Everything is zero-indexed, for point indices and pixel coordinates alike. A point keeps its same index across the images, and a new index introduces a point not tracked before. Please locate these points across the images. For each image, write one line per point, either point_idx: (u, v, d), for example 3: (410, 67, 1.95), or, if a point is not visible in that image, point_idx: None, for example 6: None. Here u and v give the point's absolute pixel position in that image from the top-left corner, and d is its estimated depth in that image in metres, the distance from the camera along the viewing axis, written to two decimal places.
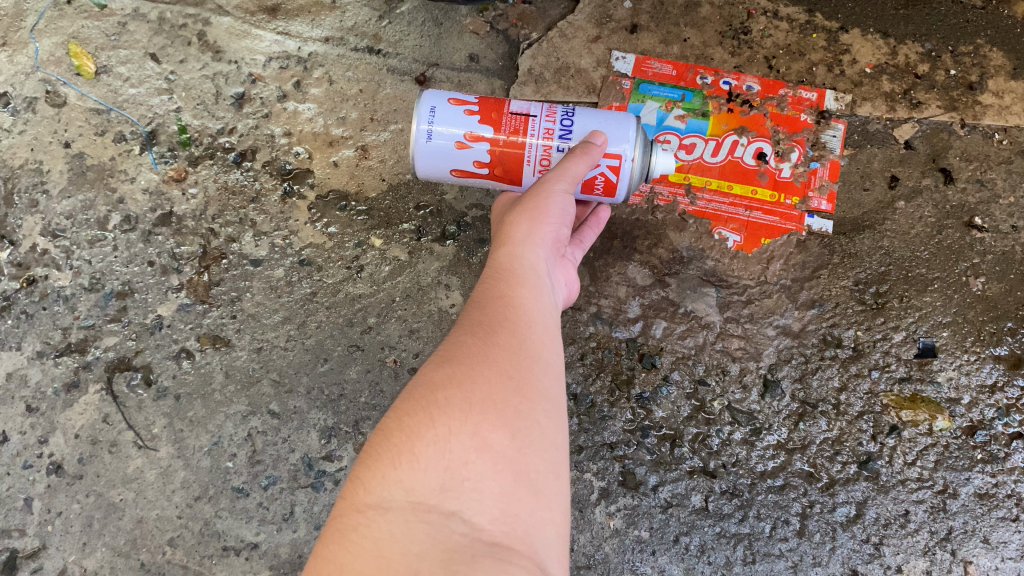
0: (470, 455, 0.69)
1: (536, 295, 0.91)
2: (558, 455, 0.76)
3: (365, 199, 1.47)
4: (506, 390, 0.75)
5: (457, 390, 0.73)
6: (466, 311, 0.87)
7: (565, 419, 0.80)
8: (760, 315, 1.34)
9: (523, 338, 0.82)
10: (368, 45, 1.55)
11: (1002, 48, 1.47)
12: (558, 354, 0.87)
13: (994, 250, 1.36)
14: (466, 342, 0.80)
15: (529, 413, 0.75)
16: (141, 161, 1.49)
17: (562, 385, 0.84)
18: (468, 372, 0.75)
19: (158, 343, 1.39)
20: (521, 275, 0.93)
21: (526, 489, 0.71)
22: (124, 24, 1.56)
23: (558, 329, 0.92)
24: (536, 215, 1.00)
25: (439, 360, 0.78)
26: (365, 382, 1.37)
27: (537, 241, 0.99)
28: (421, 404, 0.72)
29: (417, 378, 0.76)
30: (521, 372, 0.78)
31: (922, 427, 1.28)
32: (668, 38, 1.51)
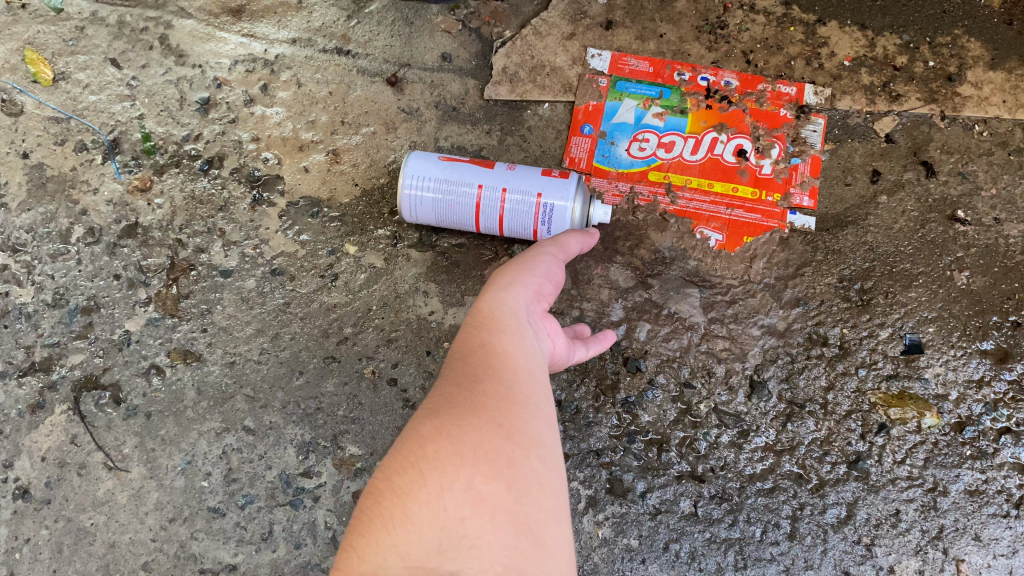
0: (466, 510, 0.63)
1: (519, 343, 0.88)
2: (554, 508, 0.72)
3: (337, 205, 1.42)
4: (497, 440, 0.71)
5: (447, 443, 0.69)
6: (449, 363, 0.84)
7: (558, 467, 0.77)
8: (744, 315, 1.32)
9: (509, 386, 0.80)
10: (336, 46, 1.51)
11: (979, 38, 1.45)
12: (548, 405, 0.83)
13: (977, 244, 1.34)
14: (453, 394, 0.77)
15: (521, 463, 0.71)
16: (104, 171, 1.44)
17: (553, 435, 0.80)
18: (457, 424, 0.71)
19: (126, 360, 1.35)
20: (503, 322, 0.90)
21: (528, 541, 0.65)
22: (83, 28, 1.51)
23: (544, 374, 0.89)
24: (519, 268, 1.00)
25: (425, 414, 0.74)
26: (343, 394, 1.32)
27: (518, 287, 0.97)
28: (410, 461, 0.67)
29: (403, 434, 0.72)
30: (510, 420, 0.75)
31: (910, 424, 1.26)
32: (643, 34, 1.48)
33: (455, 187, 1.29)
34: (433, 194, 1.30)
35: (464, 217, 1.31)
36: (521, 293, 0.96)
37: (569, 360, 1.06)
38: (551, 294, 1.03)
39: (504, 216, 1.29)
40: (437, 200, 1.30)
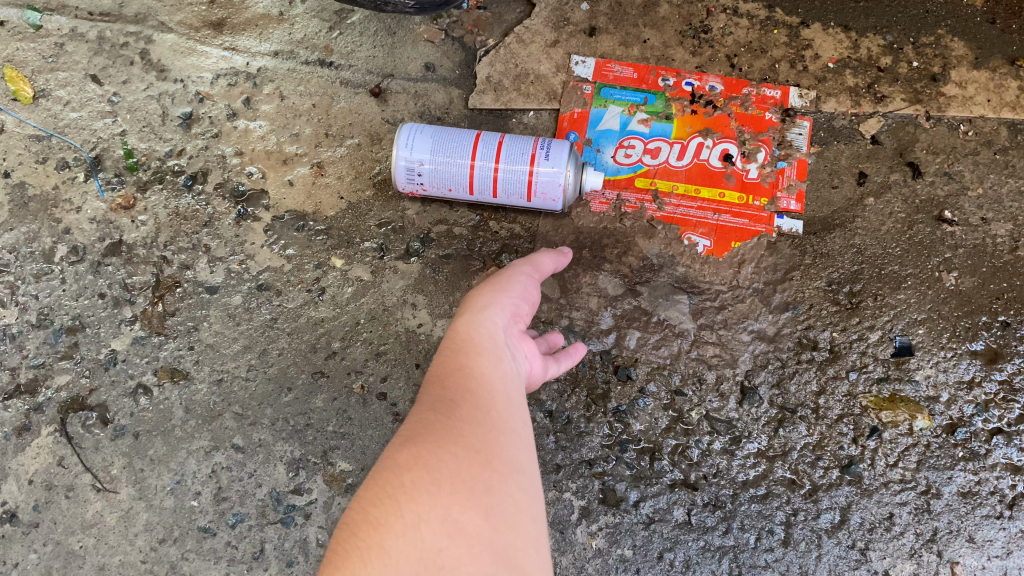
0: (443, 540, 0.62)
1: (497, 365, 0.88)
2: (535, 533, 0.71)
3: (323, 218, 1.41)
4: (475, 466, 0.70)
5: (423, 472, 0.68)
6: (426, 387, 0.83)
7: (539, 490, 0.76)
8: (734, 320, 1.32)
9: (487, 409, 0.79)
10: (319, 58, 1.50)
11: (962, 38, 1.46)
12: (527, 427, 0.82)
13: (964, 244, 1.34)
14: (429, 419, 0.76)
15: (499, 488, 0.70)
16: (87, 189, 1.42)
17: (532, 457, 0.79)
18: (433, 451, 0.71)
19: (113, 380, 1.33)
20: (479, 345, 0.89)
21: (509, 569, 0.64)
22: (62, 44, 1.50)
23: (523, 396, 0.88)
24: (496, 286, 1.00)
25: (401, 442, 0.73)
26: (332, 410, 1.31)
27: (495, 306, 0.96)
28: (386, 492, 0.66)
29: (380, 463, 0.71)
30: (488, 445, 0.74)
31: (902, 427, 1.26)
32: (627, 40, 1.48)
33: (458, 128, 1.34)
34: (433, 129, 1.32)
35: (458, 162, 1.30)
36: (499, 314, 0.95)
37: (543, 378, 1.04)
38: (528, 313, 1.03)
39: (501, 154, 1.30)
40: (433, 141, 1.30)
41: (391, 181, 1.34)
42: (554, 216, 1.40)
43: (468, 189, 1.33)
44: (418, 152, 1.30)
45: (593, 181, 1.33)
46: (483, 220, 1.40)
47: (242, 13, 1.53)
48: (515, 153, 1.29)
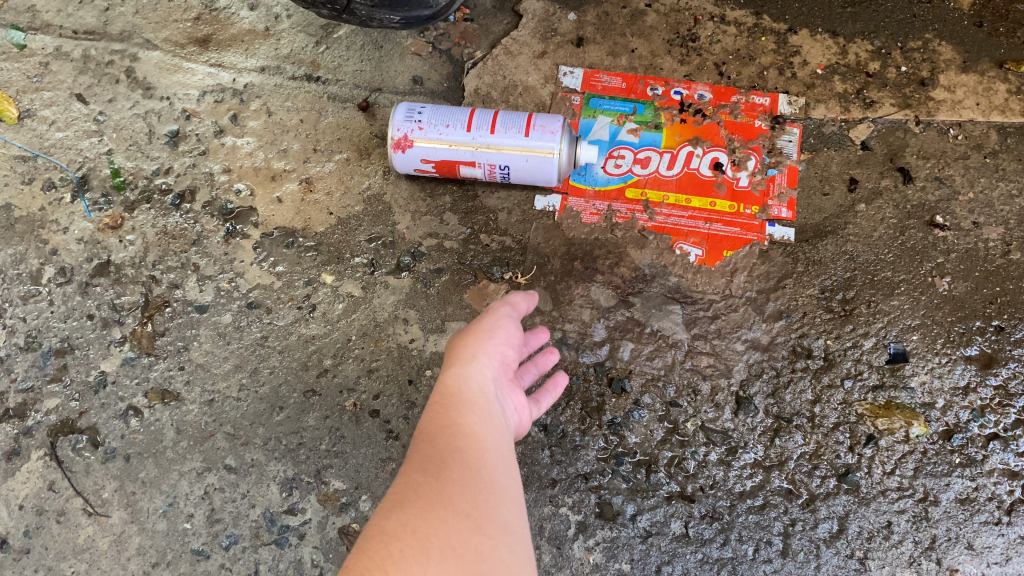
0: None
1: (487, 420, 0.87)
2: None
3: (313, 234, 1.40)
4: (463, 535, 0.68)
5: (413, 541, 0.66)
6: (414, 444, 0.82)
7: (529, 556, 0.74)
8: (727, 330, 1.31)
9: (477, 470, 0.78)
10: (306, 73, 1.50)
11: (950, 42, 1.46)
12: (515, 490, 0.81)
13: (957, 248, 1.33)
14: (419, 482, 0.74)
15: (491, 555, 0.69)
16: (73, 210, 1.41)
17: (521, 518, 0.78)
18: (423, 517, 0.69)
19: (103, 402, 1.32)
20: (469, 400, 0.88)
21: None
22: (47, 64, 1.49)
23: (512, 452, 0.87)
24: (483, 333, 0.99)
25: (390, 506, 0.71)
26: (324, 428, 1.29)
27: (483, 357, 0.96)
28: (374, 561, 0.64)
29: (368, 529, 0.69)
30: (479, 509, 0.73)
31: (898, 434, 1.26)
32: (615, 50, 1.49)
33: None
34: None
35: (462, 107, 1.35)
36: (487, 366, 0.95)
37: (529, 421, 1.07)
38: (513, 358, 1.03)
39: (502, 110, 1.37)
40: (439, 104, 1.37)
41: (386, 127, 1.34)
42: (545, 228, 1.39)
43: (466, 125, 1.33)
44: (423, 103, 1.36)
45: (587, 155, 1.35)
46: (474, 233, 1.39)
47: (228, 29, 1.53)
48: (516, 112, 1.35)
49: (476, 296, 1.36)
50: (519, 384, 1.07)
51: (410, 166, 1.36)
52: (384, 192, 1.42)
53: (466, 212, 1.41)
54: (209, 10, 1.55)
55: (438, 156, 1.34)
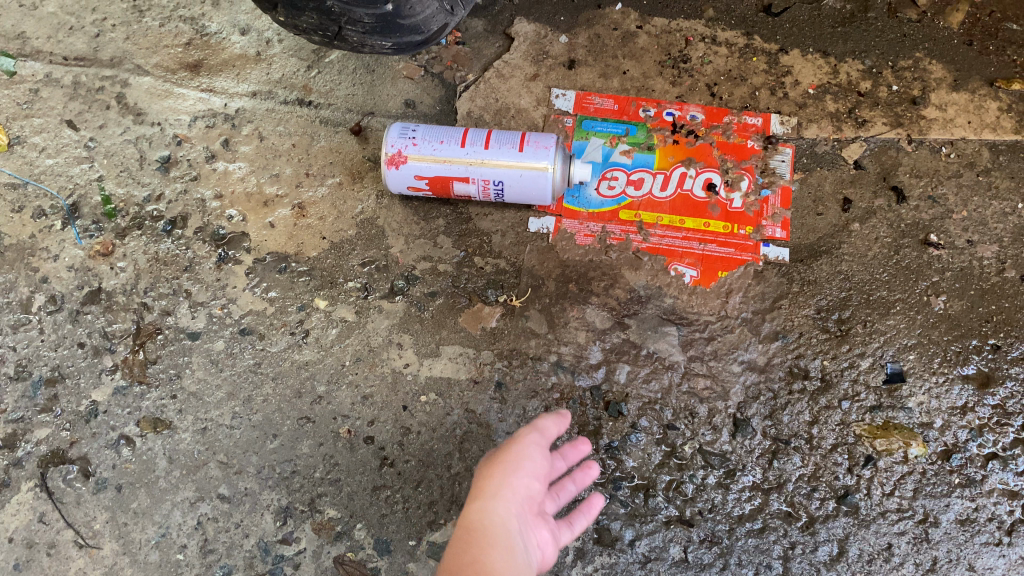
0: None
1: (509, 565, 0.86)
2: None
3: (305, 259, 1.39)
4: None
5: None
6: None
7: None
8: (723, 351, 1.30)
9: None
10: (297, 97, 1.49)
11: (940, 61, 1.47)
12: None
13: (952, 267, 1.33)
14: None
15: None
16: (64, 237, 1.40)
17: None
18: None
19: (94, 432, 1.30)
20: (492, 544, 0.88)
21: None
22: (37, 90, 1.49)
23: None
24: (509, 466, 0.98)
25: None
26: (318, 456, 1.27)
27: (507, 492, 0.95)
28: None
29: None
30: None
31: (897, 455, 1.25)
32: (607, 71, 1.50)
33: None
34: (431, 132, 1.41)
35: (455, 127, 1.36)
36: (512, 504, 0.94)
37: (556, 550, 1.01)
38: (541, 490, 0.99)
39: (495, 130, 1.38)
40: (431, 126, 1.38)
41: (380, 146, 1.35)
42: (539, 250, 1.39)
43: (460, 142, 1.33)
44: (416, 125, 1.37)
45: (581, 173, 1.35)
46: (468, 256, 1.39)
47: (219, 54, 1.53)
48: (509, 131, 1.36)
49: (470, 319, 1.34)
50: (547, 511, 1.02)
51: (404, 184, 1.36)
52: (377, 216, 1.42)
53: (460, 235, 1.40)
54: (200, 36, 1.55)
55: (432, 172, 1.33)
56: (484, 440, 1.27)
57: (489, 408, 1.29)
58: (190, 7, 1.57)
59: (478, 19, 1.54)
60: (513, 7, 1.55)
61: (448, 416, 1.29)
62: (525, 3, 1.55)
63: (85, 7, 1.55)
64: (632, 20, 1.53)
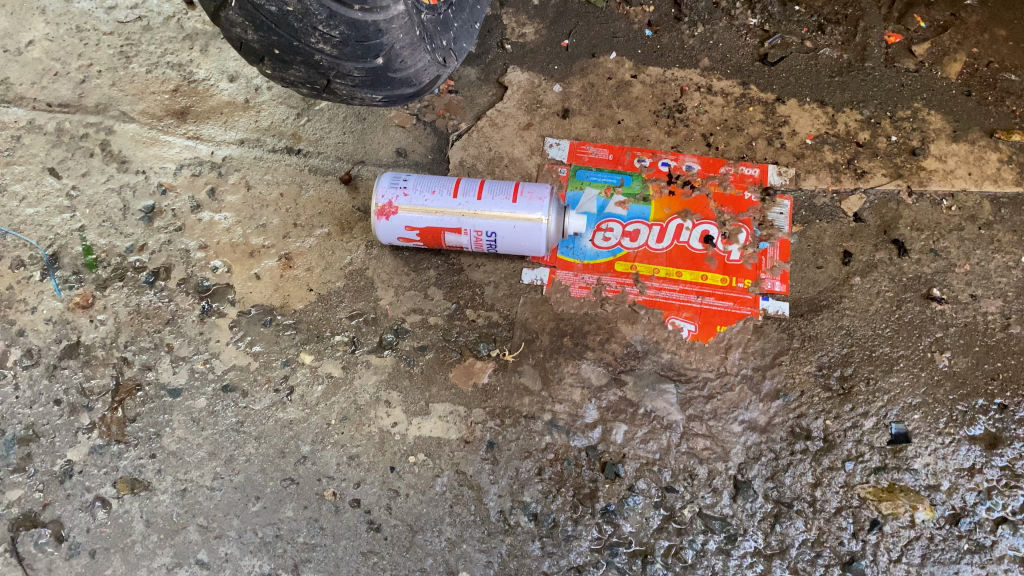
0: None
1: None
2: None
3: (292, 311, 1.35)
4: None
5: None
6: None
7: None
8: (723, 410, 1.26)
9: None
10: (286, 145, 1.47)
11: (939, 111, 1.46)
12: None
13: (955, 322, 1.30)
14: None
15: None
16: (43, 288, 1.34)
17: None
18: None
19: (68, 493, 1.23)
20: None
21: None
22: (19, 137, 1.45)
23: None
24: None
25: None
26: (302, 519, 1.21)
27: None
28: None
29: None
30: None
31: (903, 519, 1.20)
32: (601, 121, 1.47)
33: None
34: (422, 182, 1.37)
35: (446, 177, 1.33)
36: None
37: None
38: None
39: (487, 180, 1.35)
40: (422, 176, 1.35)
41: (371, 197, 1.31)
42: (532, 302, 1.35)
43: (452, 192, 1.30)
44: (407, 175, 1.33)
45: (576, 224, 1.32)
46: (459, 308, 1.35)
47: (206, 101, 1.51)
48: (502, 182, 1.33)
49: (461, 375, 1.30)
50: None
51: (395, 236, 1.32)
52: (366, 268, 1.38)
53: (451, 287, 1.37)
54: (187, 82, 1.53)
55: (423, 223, 1.29)
56: (475, 502, 1.22)
57: (480, 469, 1.24)
58: (179, 54, 1.55)
59: (471, 68, 1.52)
60: (507, 56, 1.53)
61: (437, 479, 1.24)
62: (518, 52, 1.54)
63: (71, 53, 1.53)
64: (626, 69, 1.52)
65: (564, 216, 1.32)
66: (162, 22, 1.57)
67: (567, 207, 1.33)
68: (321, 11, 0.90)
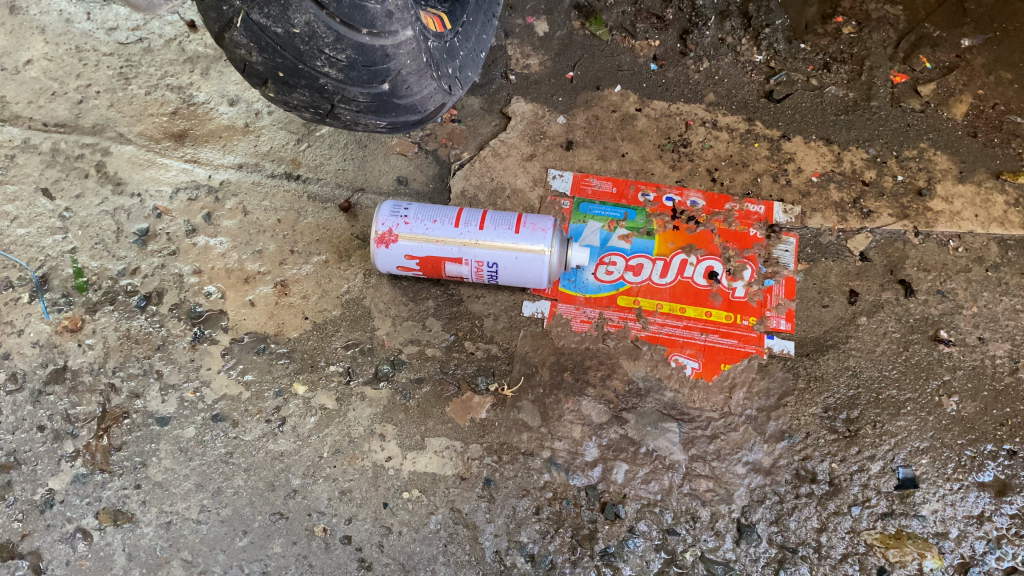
0: None
1: None
2: None
3: (286, 340, 1.32)
4: None
5: None
6: None
7: None
8: (727, 451, 1.23)
9: None
10: (285, 170, 1.45)
11: (945, 152, 1.46)
12: None
13: (963, 365, 1.29)
14: None
15: None
16: (31, 311, 1.31)
17: None
18: None
19: (49, 524, 1.18)
20: None
21: None
22: (13, 156, 1.42)
23: None
24: None
25: None
26: (291, 556, 1.17)
27: None
28: None
29: None
30: None
31: (911, 567, 1.17)
32: (605, 153, 1.46)
33: None
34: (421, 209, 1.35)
35: (447, 207, 1.31)
36: None
37: None
38: None
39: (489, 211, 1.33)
40: (423, 204, 1.32)
41: (371, 224, 1.29)
42: (532, 335, 1.32)
43: (454, 222, 1.28)
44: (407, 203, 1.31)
45: (579, 257, 1.30)
46: (458, 340, 1.32)
47: (205, 124, 1.49)
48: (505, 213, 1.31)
49: (458, 409, 1.26)
50: None
51: (394, 264, 1.29)
52: (363, 296, 1.35)
53: (450, 318, 1.34)
54: (186, 105, 1.51)
55: (423, 252, 1.27)
56: (470, 542, 1.18)
57: (475, 507, 1.20)
58: (179, 76, 1.53)
59: (475, 97, 1.51)
60: (511, 86, 1.52)
61: (431, 516, 1.20)
62: (522, 83, 1.53)
63: (70, 73, 1.51)
64: (631, 102, 1.50)
65: (568, 248, 1.30)
66: (163, 44, 1.56)
67: (571, 239, 1.31)
68: (329, 34, 0.88)
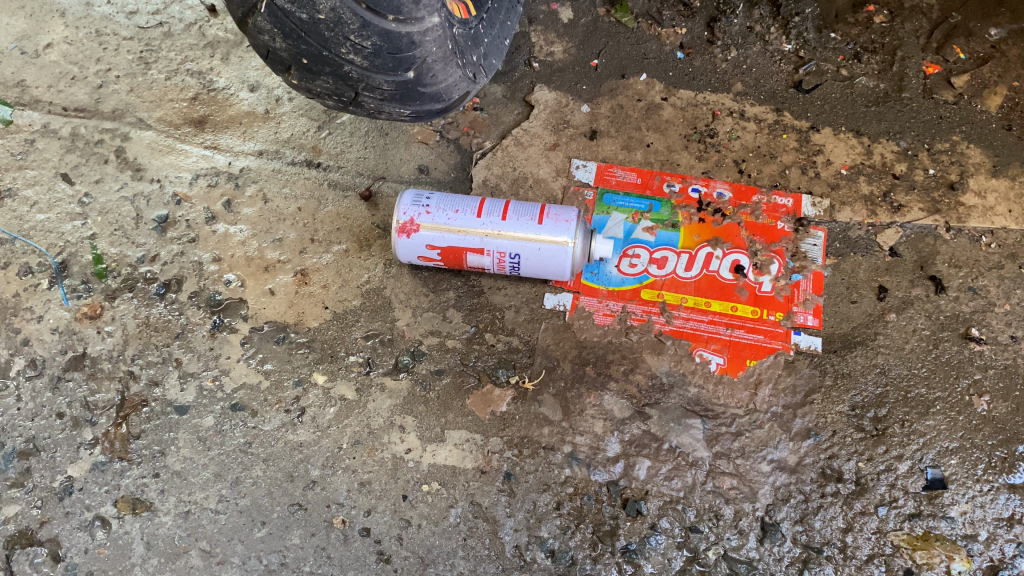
0: None
1: None
2: None
3: (306, 330, 1.30)
4: None
5: None
6: None
7: None
8: (752, 448, 1.21)
9: None
10: (306, 158, 1.43)
11: (979, 145, 1.42)
12: None
13: (995, 365, 1.26)
14: None
15: None
16: (50, 297, 1.30)
17: None
18: None
19: (68, 511, 1.17)
20: None
21: None
22: (33, 140, 1.41)
23: None
24: None
25: None
26: (309, 548, 1.16)
27: None
28: None
29: None
30: None
31: (938, 569, 1.15)
32: (630, 143, 1.44)
33: None
34: None
35: (469, 197, 1.29)
36: None
37: None
38: None
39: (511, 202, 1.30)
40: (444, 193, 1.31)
41: (393, 214, 1.27)
42: (554, 328, 1.30)
43: (476, 212, 1.25)
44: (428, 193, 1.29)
45: (603, 249, 1.28)
46: (479, 332, 1.30)
47: (226, 110, 1.48)
48: (528, 203, 1.29)
49: (479, 402, 1.25)
50: None
51: (416, 253, 1.27)
52: (384, 286, 1.33)
53: (470, 309, 1.32)
54: (206, 90, 1.49)
55: (445, 242, 1.25)
56: (490, 536, 1.17)
57: (495, 501, 1.19)
58: (199, 61, 1.51)
59: (498, 85, 1.48)
60: (534, 73, 1.50)
61: (451, 509, 1.18)
62: (546, 71, 1.50)
63: (89, 57, 1.50)
64: (656, 91, 1.48)
65: (592, 239, 1.27)
66: (183, 29, 1.54)
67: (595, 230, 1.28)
68: (354, 21, 0.86)
